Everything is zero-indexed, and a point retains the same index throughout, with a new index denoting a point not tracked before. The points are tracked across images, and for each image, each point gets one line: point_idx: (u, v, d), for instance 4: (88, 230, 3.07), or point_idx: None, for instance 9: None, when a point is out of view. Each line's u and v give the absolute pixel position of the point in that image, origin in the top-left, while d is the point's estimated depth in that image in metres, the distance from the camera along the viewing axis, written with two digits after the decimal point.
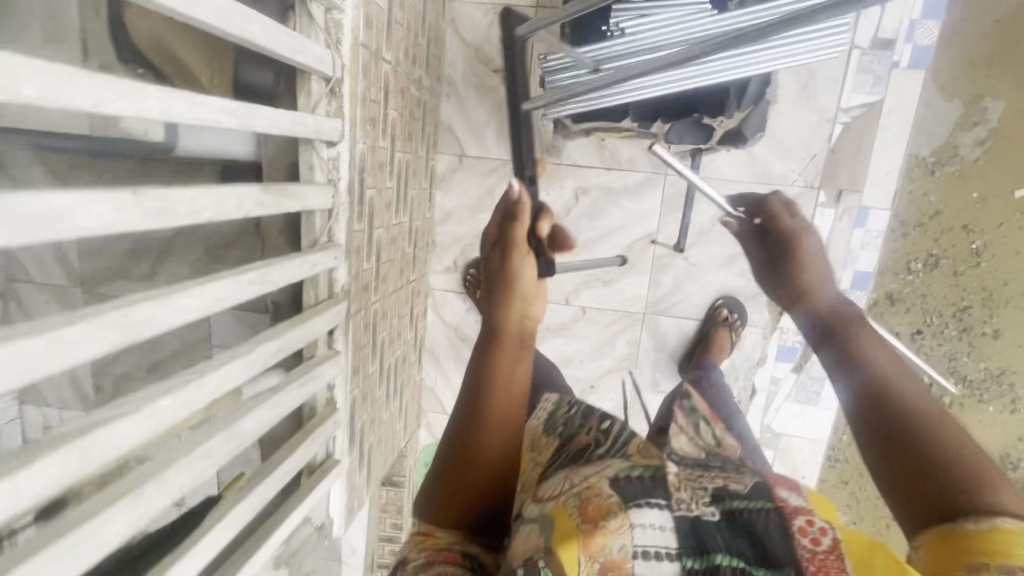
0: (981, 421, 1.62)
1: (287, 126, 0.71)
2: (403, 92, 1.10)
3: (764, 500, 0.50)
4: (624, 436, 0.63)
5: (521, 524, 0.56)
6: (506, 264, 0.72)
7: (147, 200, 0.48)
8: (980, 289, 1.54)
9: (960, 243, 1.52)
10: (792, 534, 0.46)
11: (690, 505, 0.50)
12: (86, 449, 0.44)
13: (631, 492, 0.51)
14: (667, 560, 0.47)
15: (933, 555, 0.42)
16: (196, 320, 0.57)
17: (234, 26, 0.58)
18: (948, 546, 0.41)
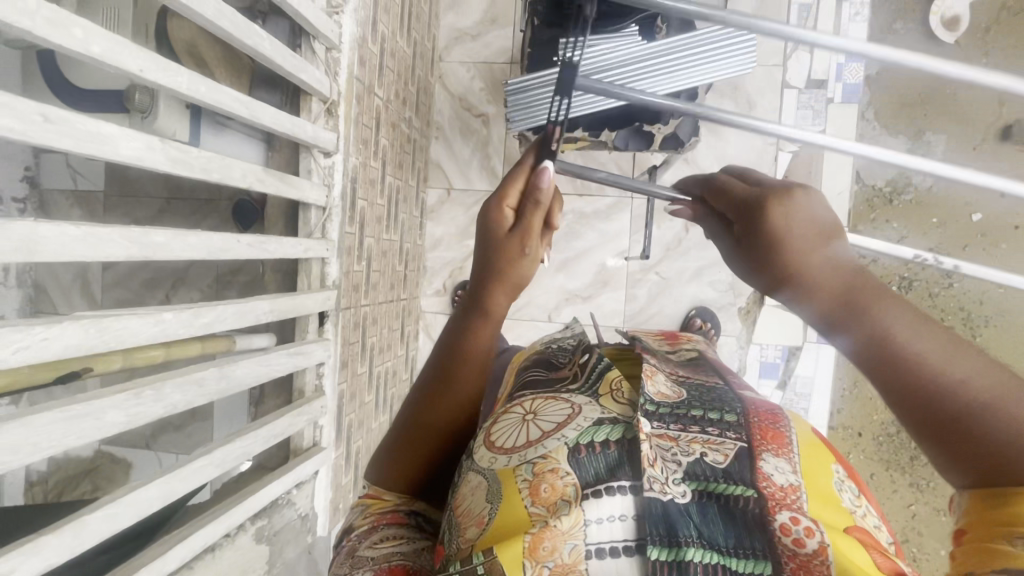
0: None
1: (289, 127, 0.87)
2: (394, 126, 1.28)
3: (745, 485, 0.51)
4: (598, 369, 0.63)
5: (470, 468, 0.58)
6: (513, 245, 0.64)
7: (169, 148, 0.62)
8: (957, 310, 1.64)
9: (930, 267, 1.64)
10: (772, 529, 0.48)
11: (662, 487, 0.50)
12: (100, 327, 0.53)
13: (593, 471, 0.52)
14: (623, 554, 0.48)
15: (978, 522, 0.35)
16: (199, 259, 0.68)
17: (249, 38, 0.75)
18: (993, 518, 0.35)
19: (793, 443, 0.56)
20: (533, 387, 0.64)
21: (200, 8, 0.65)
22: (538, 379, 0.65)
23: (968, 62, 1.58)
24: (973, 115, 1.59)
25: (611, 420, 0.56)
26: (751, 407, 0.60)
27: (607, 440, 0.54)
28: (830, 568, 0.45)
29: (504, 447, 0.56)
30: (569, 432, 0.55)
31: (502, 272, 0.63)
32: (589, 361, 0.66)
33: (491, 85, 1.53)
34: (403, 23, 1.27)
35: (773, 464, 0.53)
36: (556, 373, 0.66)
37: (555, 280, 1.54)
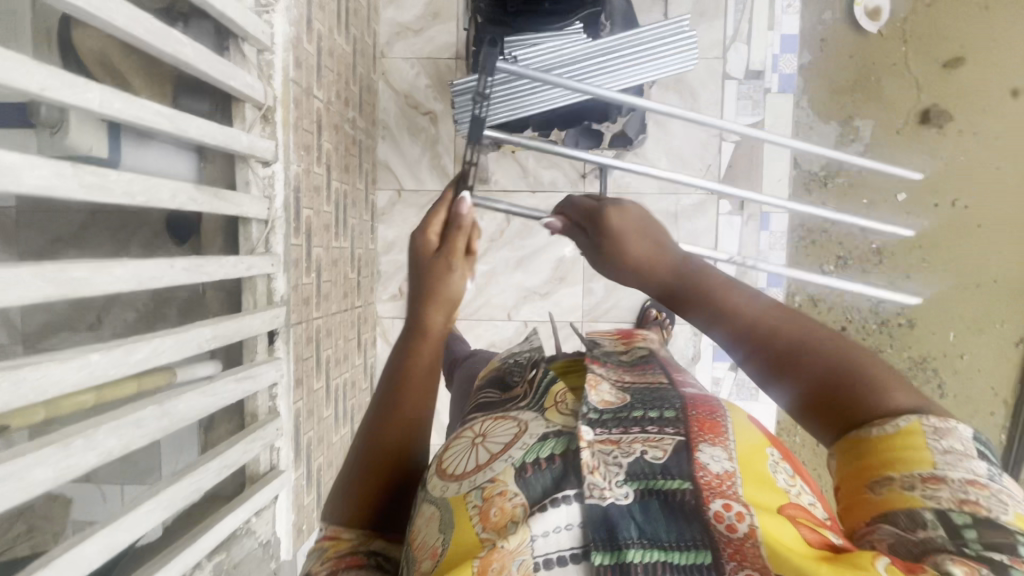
0: None
1: (220, 139, 0.81)
2: (337, 128, 1.23)
3: (682, 478, 0.52)
4: (544, 384, 0.64)
5: (423, 499, 0.57)
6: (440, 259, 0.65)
7: (83, 174, 0.56)
8: (889, 284, 1.76)
9: (863, 245, 1.74)
10: (707, 516, 0.49)
11: (602, 492, 0.51)
12: (13, 380, 0.48)
13: (541, 486, 0.52)
14: (570, 563, 0.48)
15: (854, 476, 0.43)
16: (127, 291, 0.62)
17: (169, 46, 0.69)
18: (864, 469, 0.43)
19: (728, 430, 0.57)
20: (484, 411, 0.65)
21: (109, 17, 0.59)
22: (492, 401, 0.67)
23: (890, 51, 1.67)
24: (897, 99, 1.69)
25: (555, 434, 0.56)
26: (690, 400, 0.62)
27: (552, 454, 0.54)
28: (761, 550, 0.45)
29: (455, 474, 0.57)
30: (516, 452, 0.55)
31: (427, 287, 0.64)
32: (537, 376, 0.67)
33: (437, 81, 1.49)
34: (340, 20, 1.20)
35: (709, 453, 0.54)
36: (508, 394, 0.67)
37: (512, 278, 1.54)
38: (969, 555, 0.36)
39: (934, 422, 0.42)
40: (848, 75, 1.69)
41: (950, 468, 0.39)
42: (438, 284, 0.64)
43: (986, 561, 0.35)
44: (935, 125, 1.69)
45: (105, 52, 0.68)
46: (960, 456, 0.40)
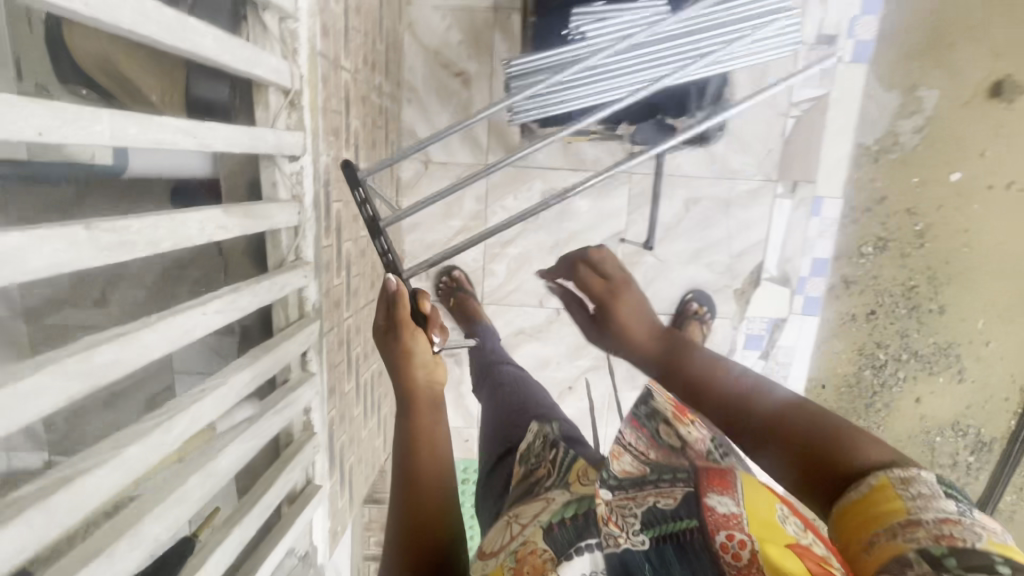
0: (932, 392, 1.73)
1: (247, 144, 0.67)
2: (364, 100, 1.07)
3: (691, 517, 0.51)
4: (566, 462, 0.67)
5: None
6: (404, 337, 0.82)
7: (100, 235, 0.45)
8: (926, 269, 1.62)
9: (905, 226, 1.59)
10: (714, 549, 0.48)
11: (619, 540, 0.51)
12: (46, 511, 0.40)
13: (565, 541, 0.52)
14: None
15: (850, 533, 0.43)
16: (160, 358, 0.53)
17: (186, 40, 0.54)
18: (858, 523, 0.42)
19: (740, 480, 0.54)
20: (521, 498, 0.66)
21: (114, 18, 0.45)
22: (522, 489, 0.69)
23: (973, 10, 1.45)
24: (975, 67, 1.48)
25: (574, 498, 0.58)
26: (698, 456, 0.57)
27: (573, 513, 0.55)
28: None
29: (492, 551, 0.59)
30: (544, 515, 0.57)
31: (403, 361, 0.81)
32: (556, 455, 0.70)
33: (471, 36, 1.30)
34: None
35: (717, 498, 0.51)
36: (535, 475, 0.70)
37: (547, 263, 1.44)
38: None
39: (899, 474, 0.43)
40: (924, 35, 1.47)
41: (923, 510, 0.39)
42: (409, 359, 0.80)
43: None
44: (1006, 100, 1.49)
45: (103, 53, 0.56)
46: (932, 498, 0.40)
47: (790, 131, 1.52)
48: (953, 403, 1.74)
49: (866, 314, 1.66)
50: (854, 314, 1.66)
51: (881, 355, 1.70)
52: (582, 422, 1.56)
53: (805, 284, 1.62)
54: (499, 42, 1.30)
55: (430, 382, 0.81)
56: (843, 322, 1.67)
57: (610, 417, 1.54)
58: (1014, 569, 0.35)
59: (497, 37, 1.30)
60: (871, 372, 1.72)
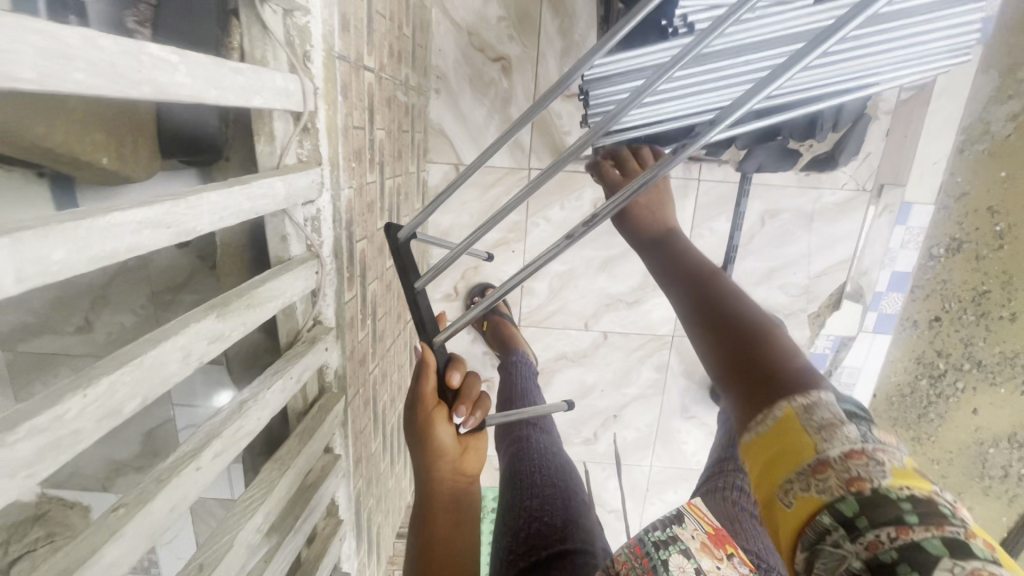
0: (992, 403, 1.49)
1: (248, 207, 0.48)
2: (389, 102, 0.86)
3: None
4: None
5: None
6: (425, 425, 0.55)
7: (17, 450, 0.27)
8: (1000, 273, 1.35)
9: (983, 226, 1.34)
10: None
11: None
12: None
13: None
14: None
15: (764, 482, 0.39)
16: (136, 565, 0.36)
17: (143, 82, 0.34)
18: (769, 467, 0.38)
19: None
20: None
21: (9, 77, 0.25)
22: None
23: None
24: None
25: None
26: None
27: None
28: None
29: None
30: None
31: (421, 458, 0.55)
32: None
33: (514, 12, 1.06)
34: None
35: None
36: None
37: (595, 282, 1.25)
38: (878, 562, 0.31)
39: (803, 401, 0.39)
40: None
41: (829, 445, 0.36)
42: (427, 455, 0.55)
43: (888, 563, 0.31)
44: None
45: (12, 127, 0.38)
46: (836, 429, 0.37)
47: (898, 134, 1.29)
48: (1013, 415, 1.49)
49: (929, 321, 1.46)
50: (916, 320, 1.47)
51: (939, 364, 1.49)
52: (625, 451, 1.41)
53: (879, 301, 1.44)
54: (548, 20, 1.06)
55: (455, 480, 0.56)
56: (902, 329, 1.49)
57: (658, 448, 1.39)
58: (922, 514, 0.32)
59: (546, 12, 1.05)
60: (927, 382, 1.53)
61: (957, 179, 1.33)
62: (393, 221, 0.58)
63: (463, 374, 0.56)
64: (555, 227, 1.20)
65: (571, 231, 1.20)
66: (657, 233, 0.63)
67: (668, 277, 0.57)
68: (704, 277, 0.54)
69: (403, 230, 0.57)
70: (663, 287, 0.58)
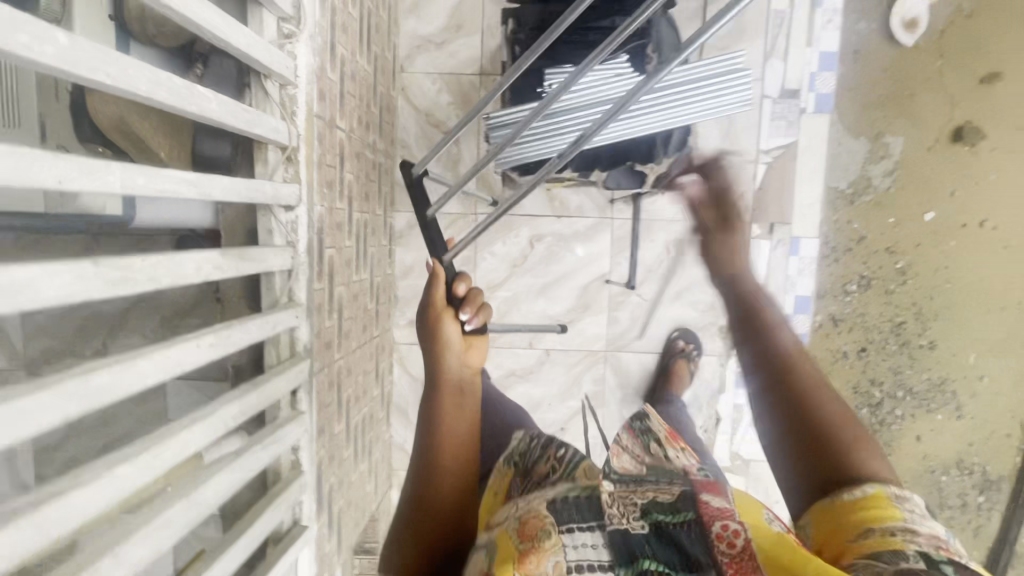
0: (933, 428, 1.76)
1: (244, 193, 0.75)
2: (359, 155, 1.16)
3: (688, 510, 0.55)
4: (573, 461, 0.66)
5: (472, 551, 0.63)
6: (437, 319, 0.78)
7: (106, 270, 0.50)
8: (911, 306, 1.71)
9: (887, 265, 1.69)
10: (709, 538, 0.52)
11: (622, 519, 0.57)
12: (38, 516, 0.44)
13: (567, 513, 0.58)
14: (597, 571, 0.53)
15: (839, 526, 0.53)
16: (154, 385, 0.57)
17: (193, 105, 0.62)
18: (848, 519, 0.53)
19: (725, 492, 0.58)
20: (517, 490, 0.66)
21: (132, 88, 0.53)
22: (518, 484, 0.67)
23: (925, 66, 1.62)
24: (930, 115, 1.64)
25: (577, 486, 0.61)
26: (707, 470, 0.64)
27: (579, 493, 0.60)
28: (757, 562, 0.49)
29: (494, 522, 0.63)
30: (550, 491, 0.62)
31: (434, 346, 0.78)
32: (566, 455, 0.67)
33: (460, 98, 1.41)
34: (362, 39, 1.12)
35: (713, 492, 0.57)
36: (536, 475, 0.67)
37: (535, 305, 1.48)
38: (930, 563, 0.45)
39: (893, 492, 0.54)
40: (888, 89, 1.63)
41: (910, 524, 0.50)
42: (439, 346, 0.77)
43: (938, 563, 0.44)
44: (967, 143, 1.65)
45: (121, 118, 0.62)
46: (915, 518, 0.51)
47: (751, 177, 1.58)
48: (955, 439, 1.77)
49: (857, 352, 1.73)
50: (847, 350, 1.73)
51: (876, 392, 1.75)
52: None
53: (789, 321, 1.68)
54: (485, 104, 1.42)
55: (460, 368, 0.78)
56: (835, 360, 1.73)
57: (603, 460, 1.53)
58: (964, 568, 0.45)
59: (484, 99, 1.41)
60: (870, 410, 1.76)
61: (855, 225, 1.67)
62: (407, 161, 0.88)
63: (467, 283, 0.79)
64: (499, 260, 1.47)
65: (513, 263, 1.47)
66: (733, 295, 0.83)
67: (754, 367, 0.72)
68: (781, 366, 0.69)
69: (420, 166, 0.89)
70: (751, 371, 0.72)
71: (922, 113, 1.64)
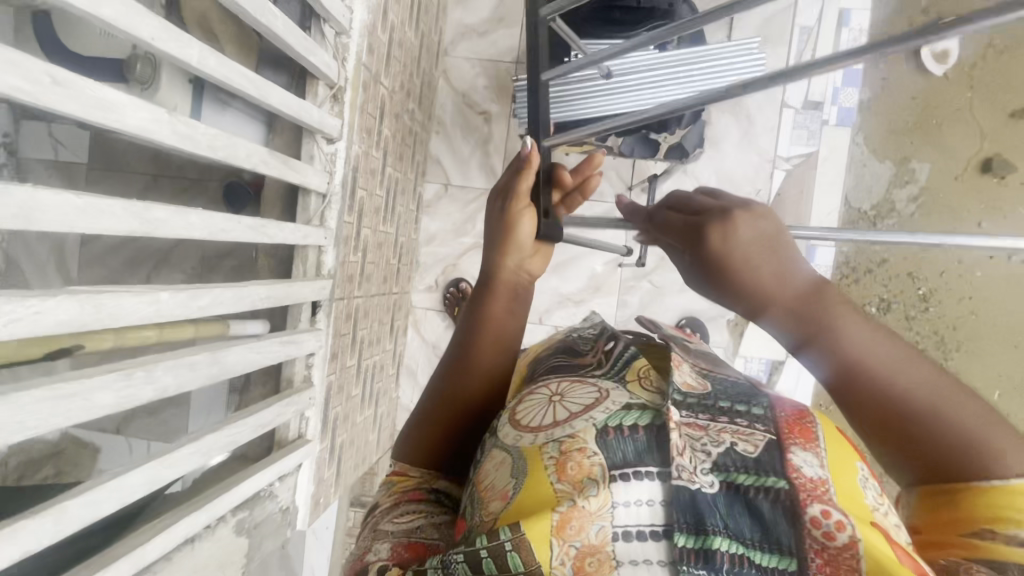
0: None
1: (294, 110, 0.84)
2: (398, 116, 1.27)
3: (776, 475, 0.46)
4: (625, 358, 0.58)
5: (493, 445, 0.53)
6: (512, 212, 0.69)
7: (177, 122, 0.60)
8: (932, 333, 1.69)
9: (908, 288, 1.69)
10: (802, 523, 0.43)
11: (690, 475, 0.45)
12: (95, 300, 0.51)
13: (620, 452, 0.47)
14: (650, 538, 0.43)
15: (941, 514, 0.44)
16: (199, 239, 0.65)
17: (262, 16, 0.72)
18: (966, 513, 0.42)
19: (821, 435, 0.50)
20: (559, 372, 0.58)
21: None
22: (564, 365, 0.60)
23: (955, 94, 1.65)
24: (958, 145, 1.66)
25: (639, 406, 0.50)
26: (777, 400, 0.53)
27: (636, 424, 0.48)
28: (861, 563, 0.40)
29: (529, 425, 0.51)
30: (597, 414, 0.49)
31: (499, 243, 0.69)
32: (614, 349, 0.61)
33: (495, 83, 1.53)
34: (412, 14, 1.25)
35: (802, 456, 0.47)
36: (580, 360, 0.61)
37: (548, 282, 1.54)
38: None
39: None
40: (913, 117, 1.66)
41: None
42: (506, 242, 0.68)
43: None
44: (997, 174, 1.65)
45: (206, 17, 0.73)
46: None
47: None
48: None
49: None
50: None
51: None
52: None
53: None
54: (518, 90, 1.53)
55: (520, 270, 0.69)
56: None
57: None
58: None
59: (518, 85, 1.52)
60: None
61: (876, 247, 1.69)
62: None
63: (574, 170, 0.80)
64: None
65: None
66: (766, 280, 0.47)
67: (849, 386, 0.44)
68: (882, 386, 0.43)
69: (548, 6, 0.63)
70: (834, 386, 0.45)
71: (949, 139, 1.65)
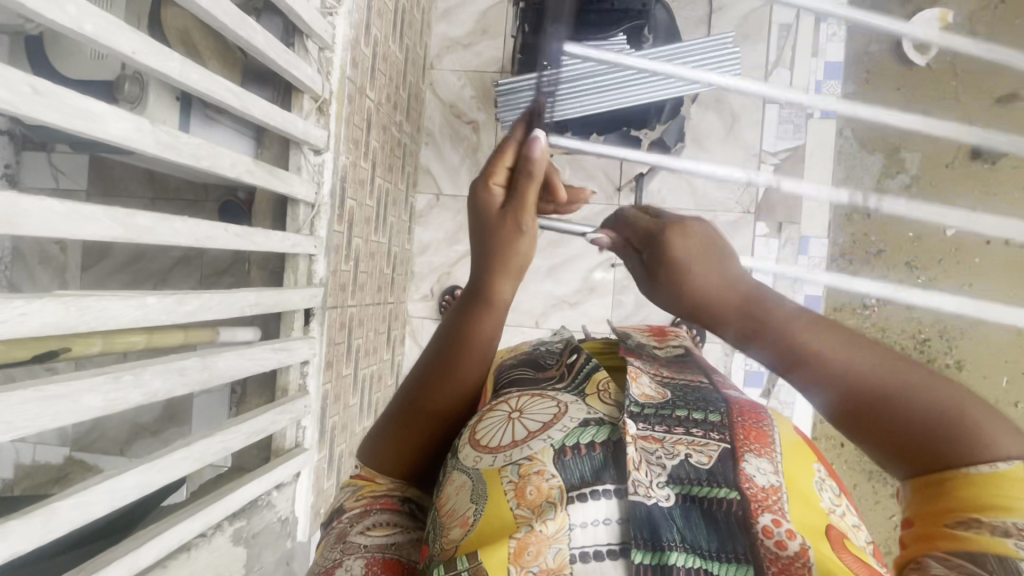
0: None
1: (279, 122, 0.86)
2: (386, 128, 1.30)
3: (729, 487, 0.46)
4: (585, 369, 0.56)
5: (454, 467, 0.51)
6: (508, 224, 0.56)
7: (158, 133, 0.61)
8: (935, 321, 1.66)
9: (906, 278, 1.67)
10: (754, 532, 0.43)
11: (646, 490, 0.45)
12: (79, 301, 0.52)
13: (577, 472, 0.46)
14: (607, 557, 0.43)
15: (929, 506, 0.37)
16: (185, 245, 0.67)
17: (243, 31, 0.74)
18: (953, 503, 0.36)
19: (774, 442, 0.51)
20: (519, 384, 0.56)
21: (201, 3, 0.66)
22: (524, 377, 0.58)
23: (939, 82, 1.65)
24: (946, 133, 1.65)
25: (596, 421, 0.50)
26: (735, 405, 0.54)
27: (593, 442, 0.48)
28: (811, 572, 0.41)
29: (489, 446, 0.50)
30: (556, 433, 0.48)
31: (493, 260, 0.57)
32: (578, 362, 0.58)
33: (482, 93, 1.56)
34: (395, 28, 1.28)
35: (755, 465, 0.48)
36: (544, 373, 0.58)
37: (542, 286, 1.55)
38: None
39: None
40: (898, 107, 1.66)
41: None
42: (501, 262, 0.57)
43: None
44: (987, 161, 1.64)
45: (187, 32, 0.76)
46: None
47: None
48: None
49: None
50: None
51: None
52: None
53: None
54: None
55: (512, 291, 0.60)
56: None
57: None
58: None
59: None
60: None
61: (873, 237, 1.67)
62: None
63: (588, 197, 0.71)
64: None
65: None
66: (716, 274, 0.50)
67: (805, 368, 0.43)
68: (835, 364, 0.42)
69: None
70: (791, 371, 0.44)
71: (936, 127, 1.65)
